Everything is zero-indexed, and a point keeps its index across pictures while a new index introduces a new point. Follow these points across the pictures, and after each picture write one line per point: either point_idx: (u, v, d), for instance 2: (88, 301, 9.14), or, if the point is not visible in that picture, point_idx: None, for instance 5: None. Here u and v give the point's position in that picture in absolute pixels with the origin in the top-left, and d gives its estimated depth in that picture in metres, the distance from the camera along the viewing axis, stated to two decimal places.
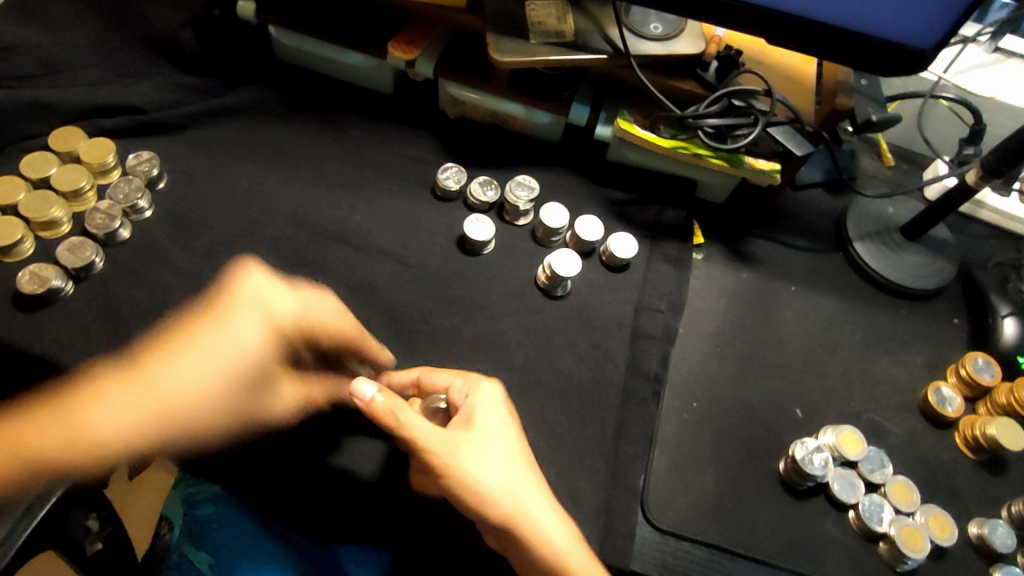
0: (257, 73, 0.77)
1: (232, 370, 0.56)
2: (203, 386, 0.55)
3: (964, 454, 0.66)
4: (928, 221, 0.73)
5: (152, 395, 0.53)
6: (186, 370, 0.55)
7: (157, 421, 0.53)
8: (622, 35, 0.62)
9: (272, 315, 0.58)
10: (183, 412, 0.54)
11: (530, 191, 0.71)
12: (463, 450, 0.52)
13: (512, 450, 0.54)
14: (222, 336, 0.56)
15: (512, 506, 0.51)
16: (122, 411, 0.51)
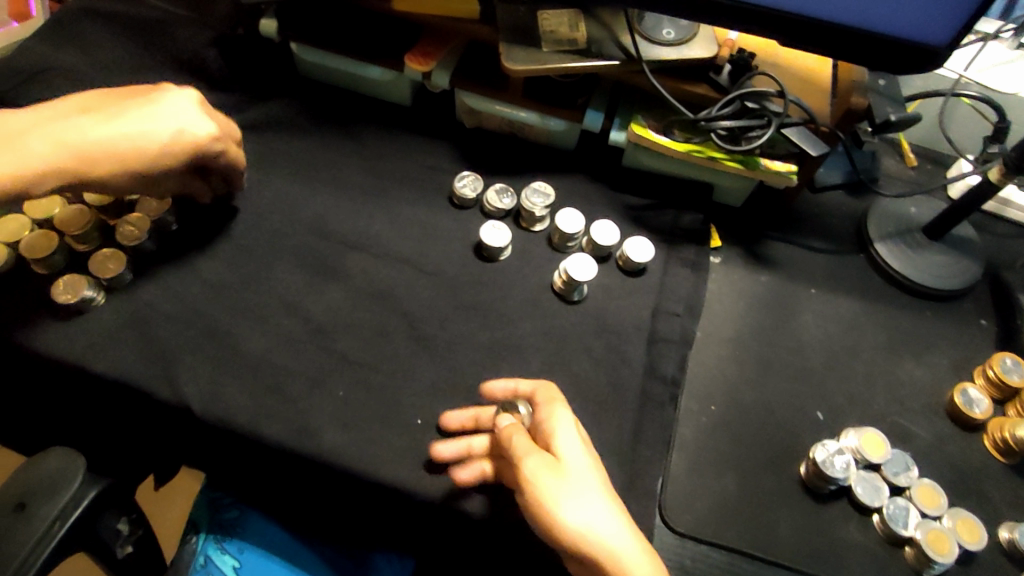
0: (279, 87, 0.79)
1: (132, 142, 0.53)
2: (111, 143, 0.53)
3: (994, 457, 0.65)
4: (951, 220, 0.72)
5: (60, 137, 0.52)
6: (97, 125, 0.53)
7: (61, 165, 0.51)
8: (634, 41, 0.63)
9: (179, 123, 0.55)
10: (87, 165, 0.52)
11: (546, 197, 0.72)
12: (541, 477, 0.48)
13: (594, 486, 0.49)
14: (145, 111, 0.55)
15: (591, 543, 0.46)
16: (35, 144, 0.51)
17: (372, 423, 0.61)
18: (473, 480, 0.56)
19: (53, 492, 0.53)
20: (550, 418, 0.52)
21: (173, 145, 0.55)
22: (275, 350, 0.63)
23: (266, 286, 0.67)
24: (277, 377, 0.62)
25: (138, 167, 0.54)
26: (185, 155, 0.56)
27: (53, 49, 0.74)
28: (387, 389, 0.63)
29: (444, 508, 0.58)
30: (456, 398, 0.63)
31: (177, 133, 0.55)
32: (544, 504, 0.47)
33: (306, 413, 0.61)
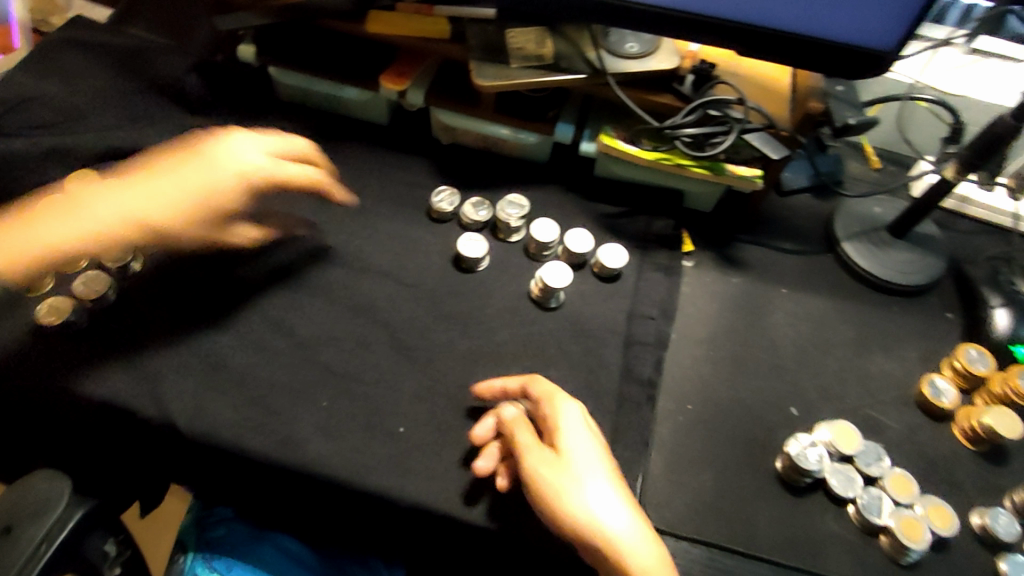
0: (259, 111, 0.81)
1: (198, 197, 0.67)
2: (188, 197, 0.66)
3: (964, 446, 0.67)
4: (913, 218, 0.74)
5: (132, 200, 0.66)
6: (173, 182, 0.66)
7: (135, 226, 0.66)
8: (598, 54, 0.65)
9: (240, 165, 0.67)
10: (154, 222, 0.67)
11: (520, 209, 0.74)
12: (543, 473, 0.53)
13: (593, 478, 0.52)
14: (205, 162, 0.67)
15: (589, 531, 0.50)
16: (107, 213, 0.65)
17: (355, 432, 0.62)
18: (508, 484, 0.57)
19: (39, 513, 0.54)
20: (553, 413, 0.56)
21: (233, 186, 0.67)
22: (258, 365, 0.64)
23: (249, 303, 0.68)
24: (260, 391, 0.63)
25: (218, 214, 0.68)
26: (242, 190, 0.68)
27: (35, 79, 0.76)
28: (370, 399, 0.64)
29: (428, 513, 0.59)
30: (438, 405, 0.64)
31: (239, 175, 0.67)
32: (545, 498, 0.52)
33: (290, 425, 0.62)
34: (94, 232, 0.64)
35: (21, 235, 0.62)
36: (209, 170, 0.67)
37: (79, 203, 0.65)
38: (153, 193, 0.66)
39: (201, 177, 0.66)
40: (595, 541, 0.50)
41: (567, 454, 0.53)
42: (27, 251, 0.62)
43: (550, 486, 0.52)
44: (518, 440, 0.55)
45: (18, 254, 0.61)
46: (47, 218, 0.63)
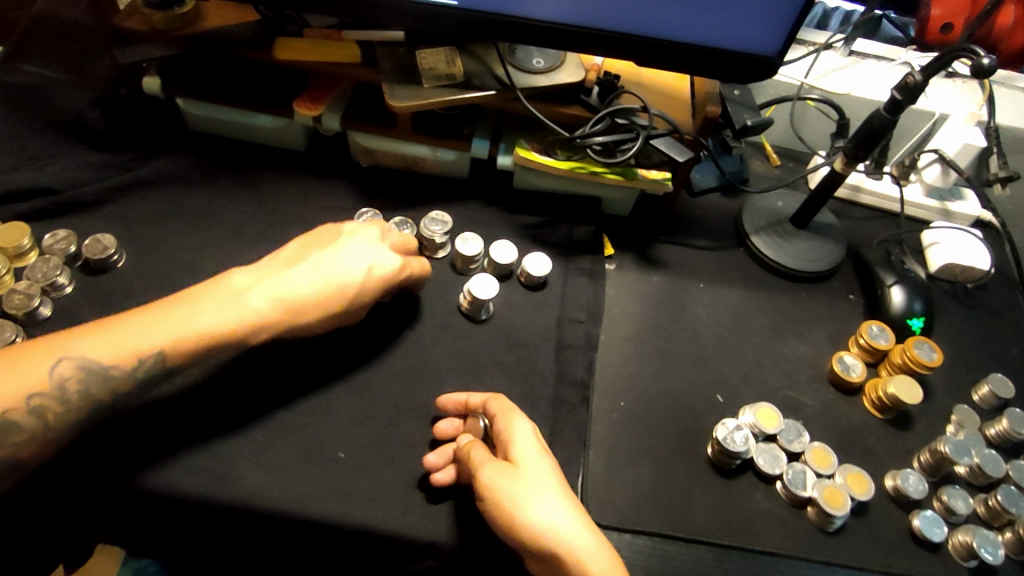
0: (170, 143, 0.79)
1: (331, 290, 0.62)
2: (319, 291, 0.61)
3: (874, 415, 0.72)
4: (811, 209, 0.80)
5: (272, 290, 0.60)
6: (301, 276, 0.61)
7: (282, 315, 0.60)
8: (507, 70, 0.68)
9: (371, 261, 0.64)
10: (299, 312, 0.60)
11: (444, 224, 0.75)
12: (498, 481, 0.53)
13: (547, 489, 0.53)
14: (336, 252, 0.63)
15: (548, 539, 0.51)
16: (257, 297, 0.59)
17: (292, 461, 0.61)
18: (449, 480, 0.59)
19: None
20: (508, 428, 0.57)
21: (368, 282, 0.63)
22: None
23: None
24: (188, 429, 0.61)
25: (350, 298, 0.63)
26: (378, 286, 0.64)
27: None
28: (306, 426, 0.63)
29: (373, 535, 0.59)
30: (376, 426, 0.64)
31: (367, 270, 0.63)
32: (499, 510, 0.52)
33: (223, 461, 0.60)
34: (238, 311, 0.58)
35: (170, 314, 0.57)
36: (341, 271, 0.62)
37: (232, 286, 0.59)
38: (293, 280, 0.60)
39: (337, 278, 0.62)
40: (549, 547, 0.51)
41: (519, 464, 0.54)
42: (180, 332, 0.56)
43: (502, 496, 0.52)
44: (473, 455, 0.56)
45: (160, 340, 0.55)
46: (180, 310, 0.57)
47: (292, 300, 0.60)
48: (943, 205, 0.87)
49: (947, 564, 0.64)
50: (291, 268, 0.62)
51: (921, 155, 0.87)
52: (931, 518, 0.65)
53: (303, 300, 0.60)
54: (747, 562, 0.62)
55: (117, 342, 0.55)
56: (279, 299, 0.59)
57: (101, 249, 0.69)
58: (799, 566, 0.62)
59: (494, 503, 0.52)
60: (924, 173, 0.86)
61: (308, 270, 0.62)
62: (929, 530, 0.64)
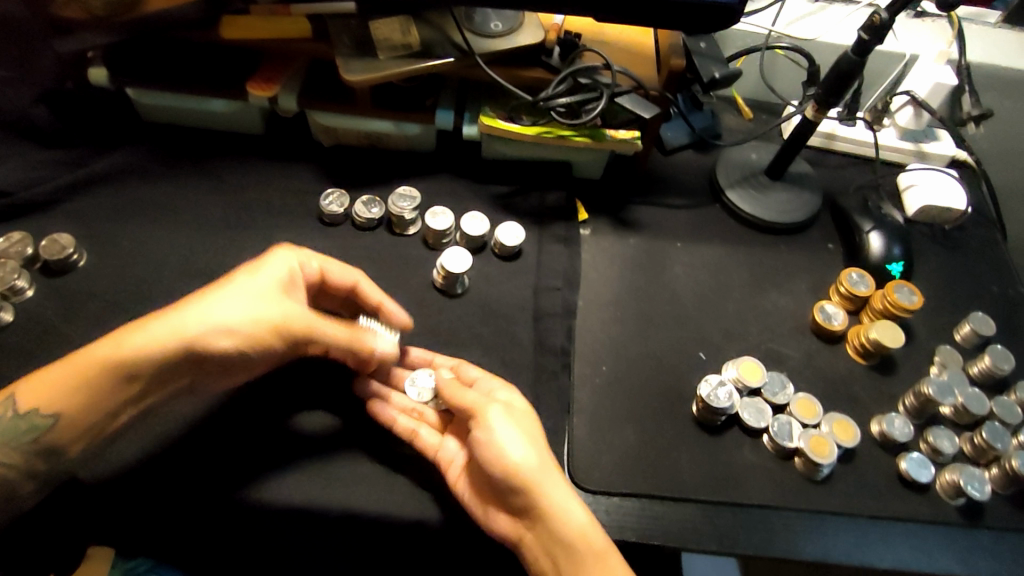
0: (124, 136, 0.77)
1: (242, 308, 0.54)
2: (230, 312, 0.54)
3: (857, 362, 0.71)
4: (784, 159, 0.78)
5: (178, 319, 0.53)
6: (213, 303, 0.54)
7: (187, 339, 0.52)
8: (464, 36, 0.65)
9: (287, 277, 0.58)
10: (206, 334, 0.53)
11: (413, 200, 0.74)
12: (496, 418, 0.56)
13: (538, 440, 0.56)
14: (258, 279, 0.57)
15: (540, 483, 0.53)
16: (158, 330, 0.52)
17: None
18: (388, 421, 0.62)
19: None
20: (499, 387, 0.60)
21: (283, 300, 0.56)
22: None
23: None
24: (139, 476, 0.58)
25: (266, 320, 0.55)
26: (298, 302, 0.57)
27: None
28: None
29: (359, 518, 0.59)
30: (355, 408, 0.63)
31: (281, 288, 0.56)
32: (501, 446, 0.54)
33: None
34: (130, 348, 0.51)
35: (63, 369, 0.51)
36: (255, 294, 0.56)
37: (135, 327, 0.53)
38: (213, 313, 0.53)
39: (250, 299, 0.55)
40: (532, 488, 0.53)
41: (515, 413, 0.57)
42: (77, 382, 0.51)
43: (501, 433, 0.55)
44: (470, 398, 0.58)
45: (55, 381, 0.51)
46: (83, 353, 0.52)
47: (198, 322, 0.53)
48: (919, 147, 0.86)
49: (935, 504, 0.64)
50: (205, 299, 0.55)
51: (894, 98, 0.85)
52: (918, 460, 0.65)
53: (212, 321, 0.53)
54: (737, 517, 0.61)
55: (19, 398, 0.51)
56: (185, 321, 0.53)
57: (60, 249, 0.67)
58: (789, 517, 0.62)
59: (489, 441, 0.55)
60: (898, 117, 0.85)
61: (223, 295, 0.55)
62: (916, 472, 0.64)
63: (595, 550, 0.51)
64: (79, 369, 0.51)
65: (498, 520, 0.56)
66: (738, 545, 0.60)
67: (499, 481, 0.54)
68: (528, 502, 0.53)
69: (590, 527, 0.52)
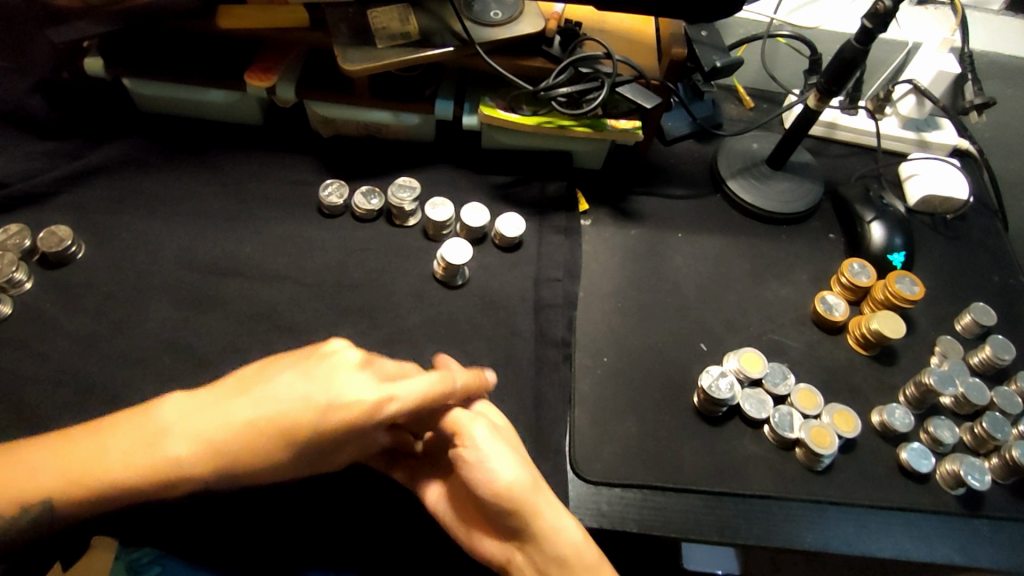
0: (121, 127, 0.76)
1: (280, 427, 0.44)
2: (262, 425, 0.44)
3: (858, 352, 0.71)
4: (786, 149, 0.78)
5: (200, 427, 0.44)
6: (244, 408, 0.44)
7: (205, 462, 0.44)
8: (464, 25, 0.64)
9: (339, 390, 0.45)
10: (227, 454, 0.44)
11: (412, 190, 0.73)
12: (479, 444, 0.50)
13: (524, 456, 0.51)
14: (308, 380, 0.45)
15: (531, 505, 0.49)
16: (171, 442, 0.44)
17: None
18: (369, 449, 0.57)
19: None
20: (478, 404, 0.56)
21: (331, 412, 0.44)
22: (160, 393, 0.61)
23: (137, 328, 0.65)
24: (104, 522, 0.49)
25: (307, 438, 0.45)
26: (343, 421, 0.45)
27: None
28: None
29: None
30: None
31: (333, 398, 0.45)
32: (487, 467, 0.49)
33: None
34: (158, 474, 0.43)
35: (49, 457, 0.44)
36: (295, 402, 0.44)
37: (158, 424, 0.44)
38: (232, 423, 0.44)
39: (288, 411, 0.44)
40: (528, 516, 0.48)
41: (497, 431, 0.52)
42: (68, 489, 0.43)
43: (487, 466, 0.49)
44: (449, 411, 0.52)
45: (45, 480, 0.43)
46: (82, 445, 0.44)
47: (219, 437, 0.44)
48: (920, 136, 0.86)
49: (935, 493, 0.64)
50: (235, 400, 0.45)
51: (896, 87, 0.84)
52: (918, 450, 0.65)
53: (236, 438, 0.44)
54: (737, 507, 0.62)
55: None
56: (207, 436, 0.44)
57: (58, 242, 0.67)
58: (789, 507, 0.62)
59: (474, 472, 0.49)
60: (900, 105, 0.85)
61: (260, 406, 0.44)
62: (917, 462, 0.64)
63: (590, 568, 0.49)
64: (66, 472, 0.43)
65: (487, 544, 0.52)
66: (738, 535, 0.60)
67: (488, 503, 0.49)
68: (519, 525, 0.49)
69: (585, 545, 0.49)
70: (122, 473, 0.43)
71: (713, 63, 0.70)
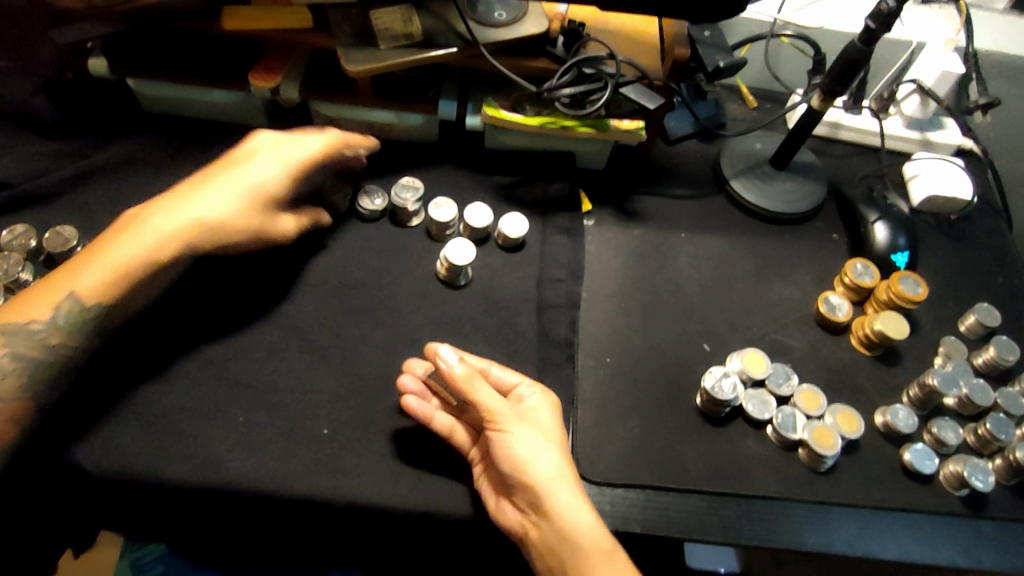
0: (126, 127, 0.77)
1: (249, 202, 0.64)
2: (234, 209, 0.63)
3: (862, 353, 0.71)
4: (789, 149, 0.78)
5: (186, 212, 0.61)
6: (219, 189, 0.63)
7: (187, 237, 0.61)
8: (468, 26, 0.65)
9: (286, 159, 0.66)
10: (210, 225, 0.62)
11: (416, 191, 0.73)
12: (517, 436, 0.55)
13: (555, 447, 0.56)
14: (248, 166, 0.65)
15: (547, 489, 0.54)
16: (163, 225, 0.61)
17: (273, 443, 0.60)
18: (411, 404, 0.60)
19: None
20: (531, 396, 0.59)
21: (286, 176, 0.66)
22: (164, 394, 0.61)
23: None
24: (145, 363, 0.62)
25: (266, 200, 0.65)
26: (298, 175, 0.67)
27: None
28: (286, 405, 0.62)
29: (365, 509, 0.59)
30: (361, 399, 0.63)
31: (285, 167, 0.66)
32: (513, 447, 0.54)
33: (205, 447, 0.59)
34: (150, 261, 0.60)
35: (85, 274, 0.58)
36: (257, 173, 0.65)
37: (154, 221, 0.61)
38: (206, 201, 0.62)
39: (254, 176, 0.64)
40: (549, 502, 0.53)
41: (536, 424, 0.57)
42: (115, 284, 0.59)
43: (517, 453, 0.54)
44: (492, 404, 0.55)
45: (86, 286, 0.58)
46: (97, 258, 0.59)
47: (208, 215, 0.62)
48: (924, 136, 0.85)
49: (939, 495, 0.64)
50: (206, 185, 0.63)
51: (900, 86, 0.85)
52: (921, 451, 0.65)
53: (211, 216, 0.62)
54: (740, 507, 0.62)
55: (54, 288, 0.58)
56: (190, 216, 0.61)
57: (63, 242, 0.67)
58: (792, 508, 0.62)
59: (504, 458, 0.54)
60: (903, 105, 0.85)
61: (219, 191, 0.63)
62: (920, 463, 0.64)
63: (596, 554, 0.52)
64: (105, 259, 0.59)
65: (505, 515, 0.56)
66: (741, 536, 0.60)
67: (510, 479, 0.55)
68: (535, 504, 0.54)
69: (598, 533, 0.53)
70: (129, 272, 0.59)
71: (719, 63, 0.69)
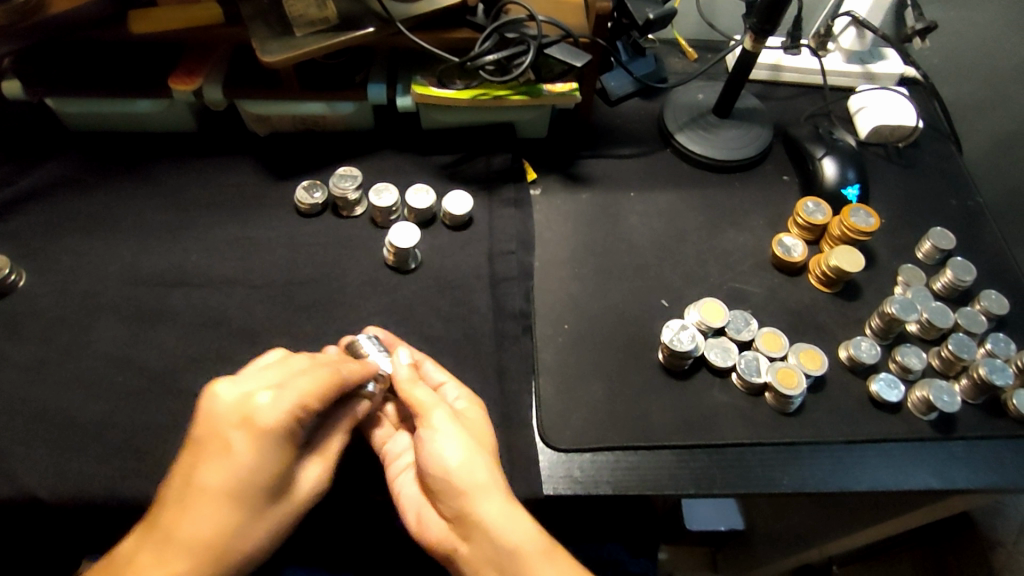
0: (54, 149, 0.75)
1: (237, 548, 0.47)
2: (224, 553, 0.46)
3: (821, 291, 0.71)
4: (728, 96, 0.77)
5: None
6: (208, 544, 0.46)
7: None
8: (383, 3, 0.63)
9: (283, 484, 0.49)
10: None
11: (355, 179, 0.72)
12: (437, 437, 0.52)
13: (483, 447, 0.53)
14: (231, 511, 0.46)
15: (474, 494, 0.50)
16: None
17: None
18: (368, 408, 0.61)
19: None
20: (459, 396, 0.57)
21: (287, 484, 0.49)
22: (114, 414, 0.60)
23: (88, 350, 0.63)
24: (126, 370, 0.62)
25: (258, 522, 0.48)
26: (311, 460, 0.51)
27: None
28: None
29: None
30: None
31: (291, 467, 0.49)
32: (435, 448, 0.52)
33: (163, 459, 0.58)
34: None
35: None
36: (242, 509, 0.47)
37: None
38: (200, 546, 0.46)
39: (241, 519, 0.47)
40: (473, 514, 0.49)
41: (463, 426, 0.54)
42: None
43: (437, 459, 0.51)
44: (419, 396, 0.54)
45: None
46: None
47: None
48: (866, 68, 0.84)
49: (909, 421, 0.64)
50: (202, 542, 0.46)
51: (835, 20, 0.83)
52: (887, 380, 0.64)
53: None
54: (711, 457, 0.61)
55: None
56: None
57: None
58: (763, 452, 0.62)
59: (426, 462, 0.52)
60: (841, 39, 0.83)
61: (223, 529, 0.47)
62: (886, 393, 0.63)
63: (535, 560, 0.47)
64: None
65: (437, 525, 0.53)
66: (715, 485, 0.60)
67: (434, 485, 0.51)
68: (461, 511, 0.50)
69: (534, 540, 0.48)
70: None
71: (650, 15, 0.68)
